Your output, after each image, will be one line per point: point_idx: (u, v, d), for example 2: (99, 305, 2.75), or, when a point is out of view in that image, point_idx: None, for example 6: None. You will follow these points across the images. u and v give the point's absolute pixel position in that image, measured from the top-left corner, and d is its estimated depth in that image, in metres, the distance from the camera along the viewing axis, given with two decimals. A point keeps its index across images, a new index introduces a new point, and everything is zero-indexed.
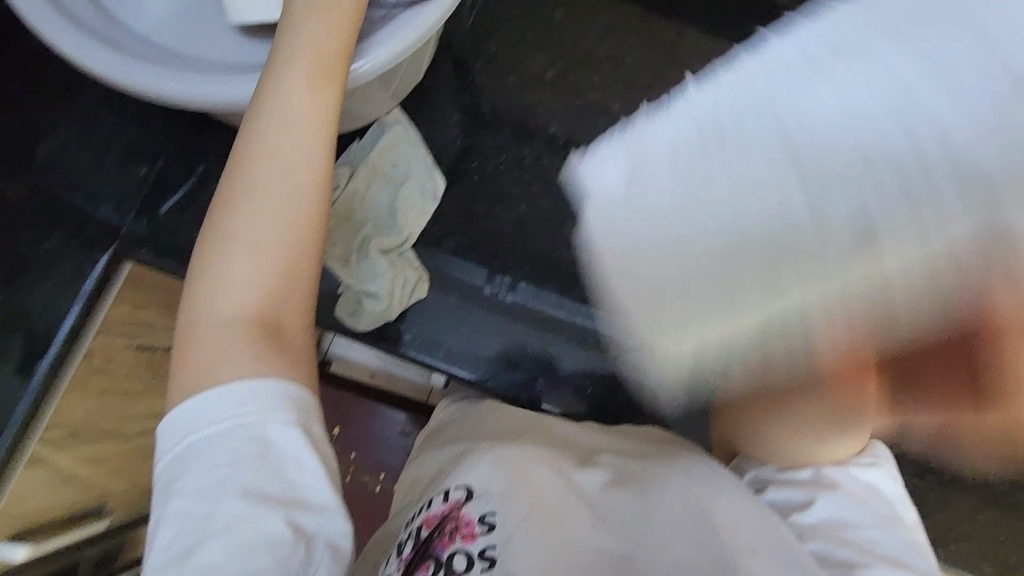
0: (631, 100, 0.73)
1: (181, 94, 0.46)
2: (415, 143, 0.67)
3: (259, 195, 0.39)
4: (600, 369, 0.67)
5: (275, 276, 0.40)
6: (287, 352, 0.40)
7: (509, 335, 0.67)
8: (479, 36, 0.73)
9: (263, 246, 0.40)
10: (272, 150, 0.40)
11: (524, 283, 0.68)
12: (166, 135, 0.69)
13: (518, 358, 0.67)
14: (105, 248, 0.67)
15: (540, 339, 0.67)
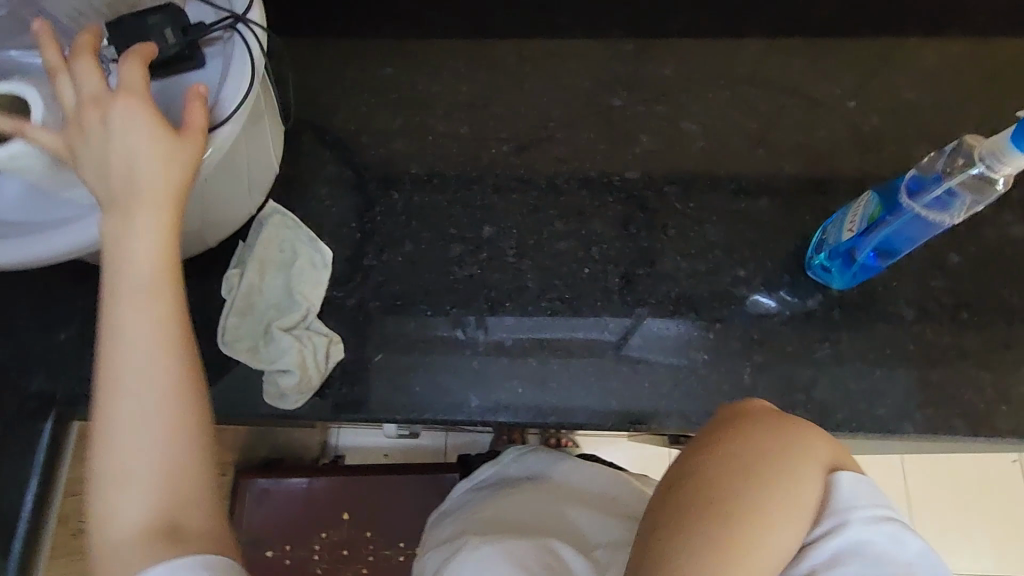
0: (476, 118, 0.79)
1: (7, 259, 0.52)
2: (291, 224, 0.72)
3: (127, 424, 0.44)
4: (550, 369, 0.69)
5: (163, 481, 0.44)
6: (195, 543, 0.43)
7: (472, 376, 0.69)
8: (326, 111, 0.80)
9: (144, 460, 0.44)
10: (128, 366, 0.44)
11: (466, 314, 0.71)
12: (60, 301, 0.73)
13: (497, 388, 0.68)
14: (47, 415, 0.69)
15: (499, 368, 0.69)
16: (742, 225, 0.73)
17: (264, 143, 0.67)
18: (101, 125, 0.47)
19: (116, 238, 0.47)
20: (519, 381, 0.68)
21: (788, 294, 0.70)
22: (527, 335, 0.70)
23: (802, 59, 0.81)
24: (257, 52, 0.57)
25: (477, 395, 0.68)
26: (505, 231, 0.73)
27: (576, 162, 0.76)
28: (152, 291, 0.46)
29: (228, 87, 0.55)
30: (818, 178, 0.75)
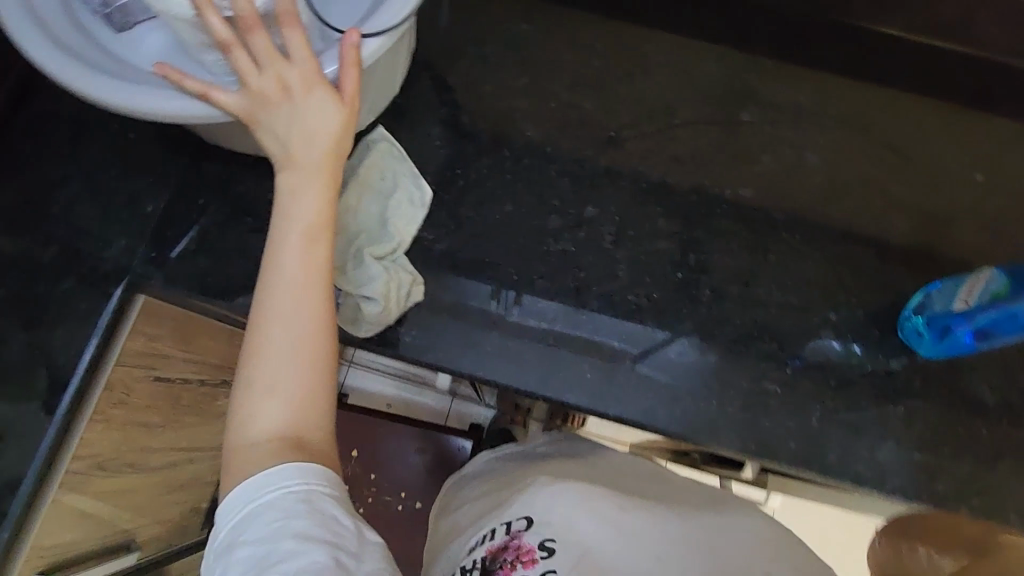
0: (602, 96, 0.77)
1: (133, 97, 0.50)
2: (397, 155, 0.72)
3: (276, 325, 0.47)
4: (579, 364, 0.68)
5: (296, 387, 0.47)
6: (314, 454, 0.47)
7: (501, 352, 0.68)
8: (454, 52, 0.78)
9: (281, 362, 0.47)
10: (283, 270, 0.48)
11: (520, 290, 0.69)
12: (158, 176, 0.73)
13: (538, 369, 0.67)
14: (120, 281, 0.70)
15: (525, 350, 0.68)
16: (842, 270, 0.72)
17: (394, 61, 0.66)
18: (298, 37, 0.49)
19: (304, 171, 0.49)
20: (548, 367, 0.67)
21: (859, 347, 0.69)
22: (552, 323, 0.69)
23: (940, 120, 0.78)
24: None
25: (506, 372, 0.67)
26: (607, 216, 0.72)
27: (691, 165, 0.75)
28: (315, 204, 0.49)
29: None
30: (929, 242, 0.74)
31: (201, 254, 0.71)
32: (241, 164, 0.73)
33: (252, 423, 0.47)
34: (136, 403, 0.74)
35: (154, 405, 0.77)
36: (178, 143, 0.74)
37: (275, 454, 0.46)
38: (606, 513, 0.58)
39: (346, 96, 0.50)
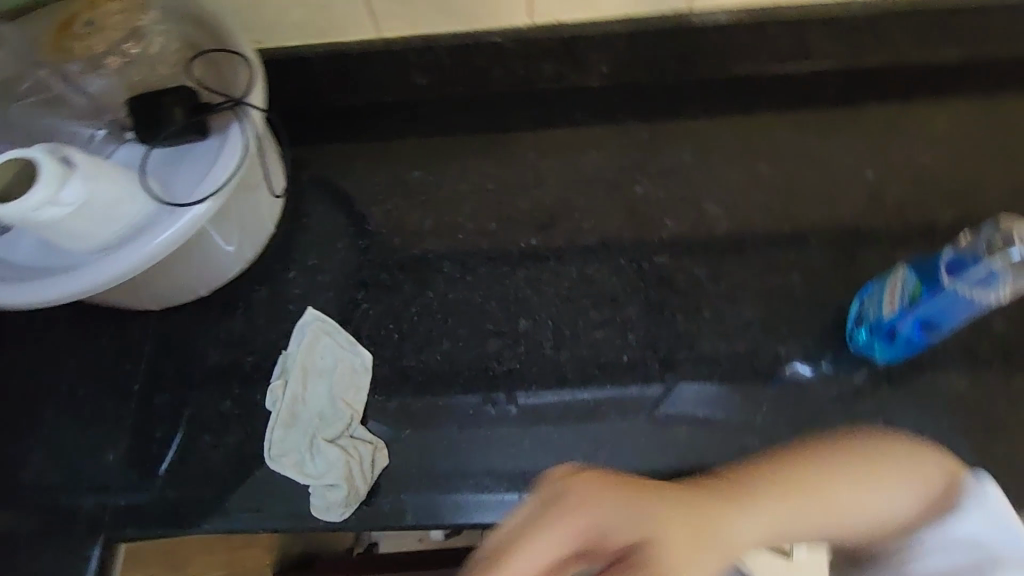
0: (504, 211, 0.81)
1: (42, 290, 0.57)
2: (330, 331, 0.75)
3: None
4: (582, 437, 0.69)
5: None
6: None
7: (511, 441, 0.69)
8: (360, 217, 0.83)
9: None
10: None
11: (498, 393, 0.71)
12: (113, 419, 0.75)
13: (547, 453, 0.69)
14: (95, 540, 0.70)
15: (530, 436, 0.69)
16: (777, 302, 0.73)
17: (258, 213, 0.74)
18: None
19: None
20: (555, 447, 0.69)
21: (829, 366, 0.70)
22: (554, 399, 0.71)
23: (816, 133, 0.83)
24: (252, 126, 0.63)
25: (518, 461, 0.68)
26: (541, 323, 0.74)
27: (604, 248, 0.78)
28: None
29: (223, 160, 0.61)
30: (849, 248, 0.76)
31: (168, 486, 0.71)
32: (187, 385, 0.75)
33: None
34: None
35: None
36: (123, 383, 0.76)
37: None
38: None
39: None
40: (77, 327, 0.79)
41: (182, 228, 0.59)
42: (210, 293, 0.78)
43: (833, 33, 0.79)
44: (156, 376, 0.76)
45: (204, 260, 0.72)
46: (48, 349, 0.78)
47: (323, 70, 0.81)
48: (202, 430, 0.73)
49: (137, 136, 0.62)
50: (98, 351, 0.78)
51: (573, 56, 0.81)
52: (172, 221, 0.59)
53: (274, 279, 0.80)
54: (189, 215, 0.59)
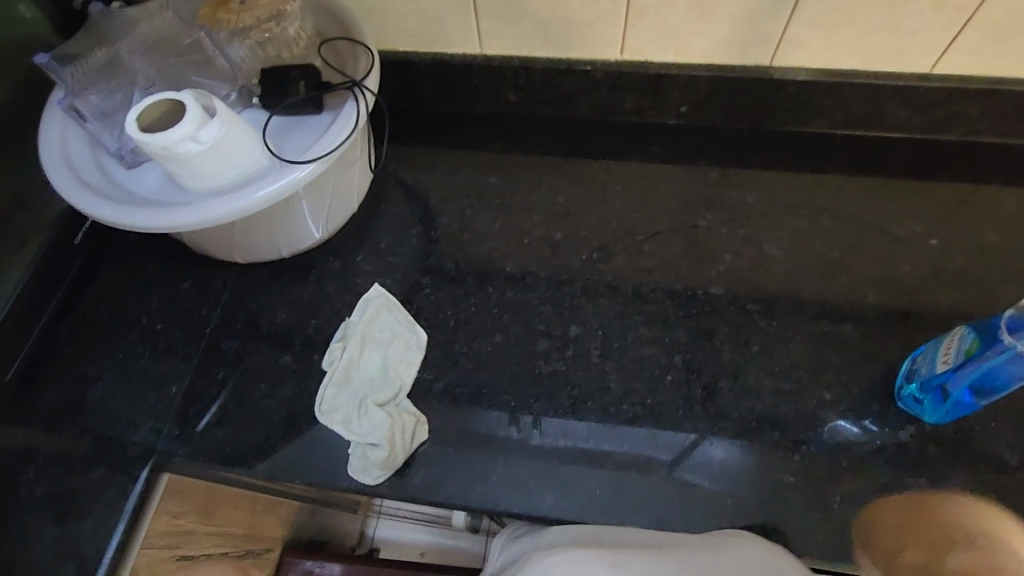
0: (570, 225, 0.86)
1: (161, 219, 0.64)
2: (392, 307, 0.79)
3: None
4: (603, 476, 0.69)
5: None
6: None
7: (526, 475, 0.69)
8: (434, 211, 0.89)
9: None
10: None
11: (539, 404, 0.73)
12: (181, 357, 0.80)
13: (579, 472, 0.69)
14: (145, 463, 0.74)
15: (547, 472, 0.69)
16: (828, 349, 0.74)
17: (348, 189, 0.81)
18: None
19: None
20: (572, 487, 0.68)
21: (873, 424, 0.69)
22: (575, 441, 0.71)
23: (882, 197, 0.85)
24: (365, 102, 0.70)
25: (557, 471, 0.69)
26: (591, 332, 0.77)
27: (661, 274, 0.81)
28: None
29: (335, 128, 0.68)
30: (906, 309, 0.76)
31: (219, 425, 0.76)
32: (253, 336, 0.81)
33: None
34: None
35: None
36: (197, 325, 0.82)
37: None
38: None
39: None
40: (166, 269, 0.86)
41: (286, 183, 0.65)
42: (289, 257, 0.85)
43: (910, 104, 0.82)
44: (227, 324, 0.82)
45: (293, 222, 0.78)
46: (136, 285, 0.85)
47: (426, 75, 0.89)
48: (259, 379, 0.78)
49: (263, 102, 0.70)
50: (180, 293, 0.84)
51: (656, 93, 0.87)
52: (285, 172, 0.65)
53: (347, 254, 0.85)
54: (300, 169, 0.66)
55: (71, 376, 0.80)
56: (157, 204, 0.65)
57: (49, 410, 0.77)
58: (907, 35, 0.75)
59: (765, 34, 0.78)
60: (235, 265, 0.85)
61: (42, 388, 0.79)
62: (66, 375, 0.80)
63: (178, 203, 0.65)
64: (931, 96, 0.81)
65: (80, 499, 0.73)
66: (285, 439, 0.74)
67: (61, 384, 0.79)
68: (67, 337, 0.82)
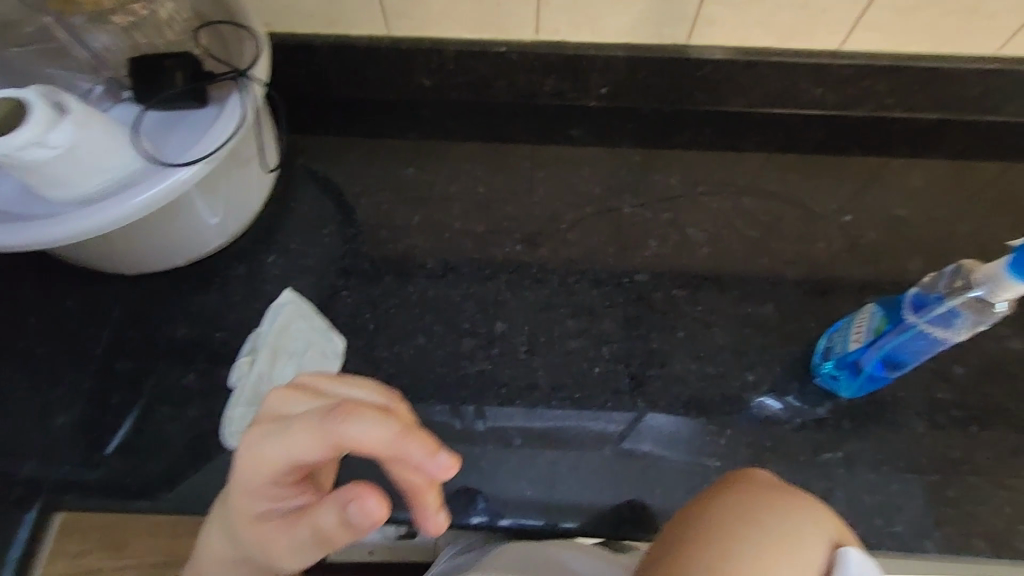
0: (492, 216, 0.82)
1: (19, 236, 0.56)
2: (306, 313, 0.74)
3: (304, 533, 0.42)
4: (538, 467, 0.67)
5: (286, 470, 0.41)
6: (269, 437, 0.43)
7: (466, 466, 0.67)
8: (348, 207, 0.83)
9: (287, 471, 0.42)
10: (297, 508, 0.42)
11: (466, 406, 0.70)
12: (69, 382, 0.73)
13: (509, 472, 0.67)
14: (33, 504, 0.67)
15: (486, 462, 0.67)
16: (750, 330, 0.75)
17: (247, 190, 0.75)
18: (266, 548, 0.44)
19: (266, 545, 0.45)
20: (508, 474, 0.67)
21: (794, 399, 0.71)
22: (510, 422, 0.69)
23: (798, 174, 0.86)
24: (253, 94, 0.63)
25: (489, 470, 0.67)
26: (517, 328, 0.74)
27: (586, 262, 0.79)
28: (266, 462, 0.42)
29: (220, 124, 0.61)
30: (823, 287, 0.78)
31: (116, 455, 0.69)
32: (152, 355, 0.74)
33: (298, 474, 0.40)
34: None
35: None
36: (85, 347, 0.74)
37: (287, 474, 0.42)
38: None
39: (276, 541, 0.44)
40: (44, 285, 0.77)
41: (166, 186, 0.58)
42: (188, 265, 0.78)
43: (822, 81, 0.83)
44: (121, 342, 0.75)
45: (186, 229, 0.71)
46: (11, 304, 0.76)
47: (329, 59, 0.82)
48: (161, 401, 0.71)
49: (134, 96, 0.62)
50: (64, 311, 0.76)
51: (575, 74, 0.84)
52: (163, 176, 0.58)
53: (254, 258, 0.79)
54: (180, 173, 0.59)
55: None
56: (14, 219, 0.57)
57: None
58: (815, 13, 0.75)
59: (678, 12, 0.76)
60: (127, 277, 0.77)
61: None
62: None
63: (38, 217, 0.58)
64: (841, 73, 0.82)
65: None
66: (193, 466, 0.68)
67: None
68: None
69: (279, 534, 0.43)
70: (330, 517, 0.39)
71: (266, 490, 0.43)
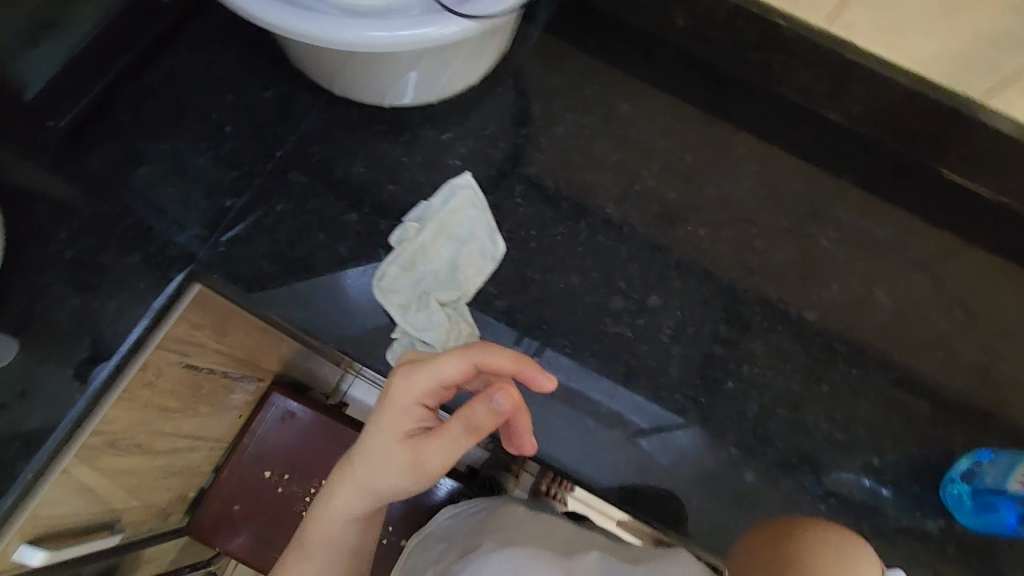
0: (686, 188, 0.78)
1: (274, 16, 0.54)
2: (478, 205, 0.73)
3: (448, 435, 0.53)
4: (639, 449, 0.67)
5: (435, 379, 0.54)
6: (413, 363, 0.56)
7: (560, 422, 0.67)
8: (552, 117, 0.79)
9: (431, 389, 0.55)
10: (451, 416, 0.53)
11: (594, 360, 0.69)
12: (245, 170, 0.74)
13: (598, 436, 0.67)
14: (182, 268, 0.70)
15: (577, 424, 0.67)
16: (894, 416, 0.71)
17: (475, 61, 0.72)
18: (406, 465, 0.54)
19: (400, 469, 0.55)
20: (600, 446, 0.67)
21: (890, 492, 0.68)
22: (626, 412, 0.68)
23: (1015, 285, 0.78)
24: None
25: (579, 426, 0.67)
26: (669, 309, 0.72)
27: (761, 276, 0.75)
28: (415, 386, 0.54)
29: None
30: (987, 409, 0.72)
31: (265, 258, 0.71)
32: (324, 179, 0.74)
33: (444, 377, 0.54)
34: (158, 387, 0.73)
35: (175, 391, 0.77)
36: (269, 144, 0.75)
37: (432, 388, 0.55)
38: None
39: (424, 460, 0.54)
40: (252, 70, 0.78)
41: (430, 27, 0.55)
42: (386, 108, 0.76)
43: None
44: (301, 154, 0.75)
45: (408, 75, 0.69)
46: (217, 73, 0.77)
47: None
48: (319, 226, 0.72)
49: None
50: (261, 101, 0.77)
51: (840, 80, 0.76)
52: (427, 22, 0.55)
53: (447, 128, 0.77)
54: (443, 26, 0.56)
55: (127, 146, 0.74)
56: None
57: (99, 173, 0.72)
58: None
59: (997, 65, 0.66)
60: (328, 94, 0.77)
61: (97, 147, 0.73)
62: (122, 143, 0.74)
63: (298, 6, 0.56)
64: None
65: (106, 277, 0.68)
66: (328, 299, 0.70)
67: (115, 149, 0.73)
68: (132, 102, 0.75)
69: (426, 449, 0.54)
70: (484, 411, 0.52)
71: (417, 411, 0.55)
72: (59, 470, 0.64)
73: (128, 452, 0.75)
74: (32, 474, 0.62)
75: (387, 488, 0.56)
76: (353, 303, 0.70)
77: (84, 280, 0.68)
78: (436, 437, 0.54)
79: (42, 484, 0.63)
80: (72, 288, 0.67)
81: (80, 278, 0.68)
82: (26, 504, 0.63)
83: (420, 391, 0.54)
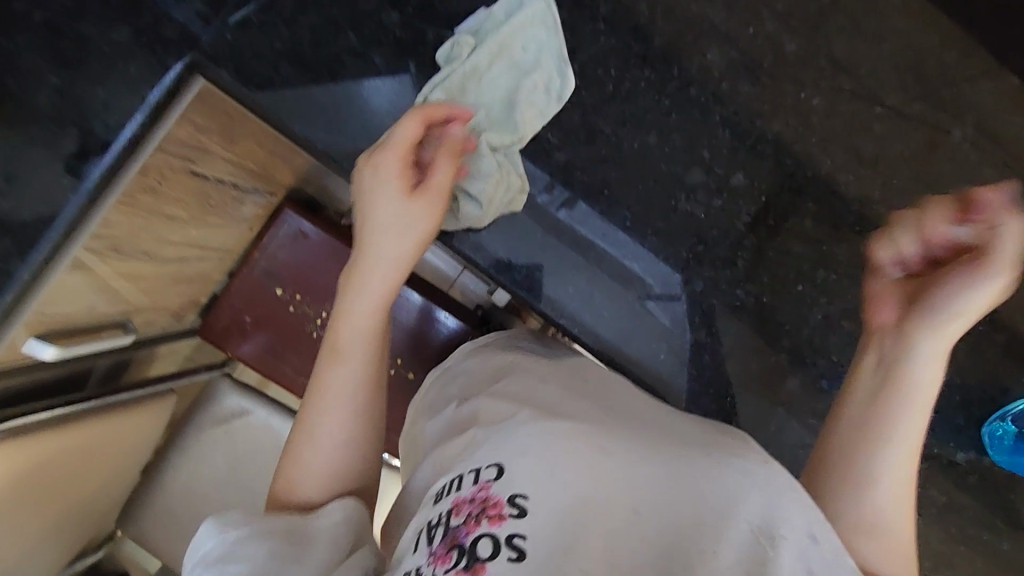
0: (817, 39, 0.60)
1: None
2: (551, 27, 0.58)
3: (442, 173, 0.54)
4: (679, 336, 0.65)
5: (410, 139, 0.53)
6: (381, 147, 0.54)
7: (573, 278, 0.64)
8: None
9: (408, 151, 0.54)
10: (439, 158, 0.54)
11: (653, 238, 0.62)
12: None
13: (614, 301, 0.64)
14: (181, 56, 0.56)
15: (594, 281, 0.64)
16: (964, 348, 0.65)
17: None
18: (425, 212, 0.54)
19: (415, 229, 0.54)
20: (617, 311, 0.65)
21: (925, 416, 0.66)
22: (654, 286, 0.63)
23: None
24: None
25: (594, 286, 0.64)
26: (752, 194, 0.62)
27: (875, 170, 0.61)
28: (393, 148, 0.53)
29: None
30: None
31: (287, 61, 0.58)
32: None
33: (410, 130, 0.53)
34: (164, 192, 0.68)
35: (180, 198, 0.72)
36: None
37: (410, 145, 0.53)
38: (576, 465, 0.45)
39: (439, 198, 0.55)
40: None
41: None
42: None
43: None
44: None
45: None
46: None
47: None
48: (350, 25, 0.58)
49: None
50: None
51: None
52: None
53: None
54: None
55: None
56: None
57: None
58: None
59: None
60: None
61: None
62: None
63: None
64: None
65: (88, 55, 0.55)
66: (351, 118, 0.60)
67: None
68: None
69: (436, 190, 0.54)
70: (458, 133, 0.55)
71: (408, 167, 0.54)
72: (63, 264, 0.59)
73: (137, 257, 0.72)
74: (36, 268, 0.57)
75: (420, 249, 0.55)
76: (376, 127, 0.61)
77: (60, 57, 0.55)
78: (439, 176, 0.54)
79: (48, 275, 0.59)
80: (46, 67, 0.55)
81: (56, 53, 0.55)
82: (36, 291, 0.59)
83: (405, 146, 0.53)
